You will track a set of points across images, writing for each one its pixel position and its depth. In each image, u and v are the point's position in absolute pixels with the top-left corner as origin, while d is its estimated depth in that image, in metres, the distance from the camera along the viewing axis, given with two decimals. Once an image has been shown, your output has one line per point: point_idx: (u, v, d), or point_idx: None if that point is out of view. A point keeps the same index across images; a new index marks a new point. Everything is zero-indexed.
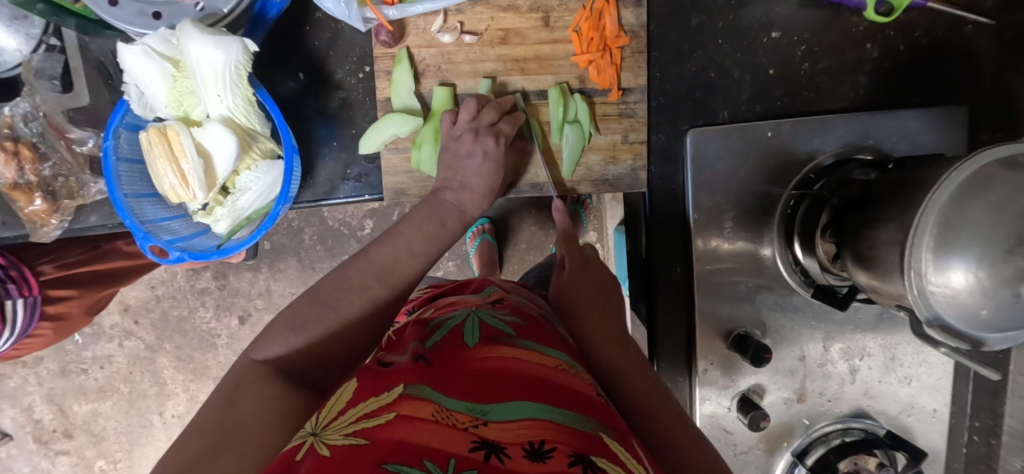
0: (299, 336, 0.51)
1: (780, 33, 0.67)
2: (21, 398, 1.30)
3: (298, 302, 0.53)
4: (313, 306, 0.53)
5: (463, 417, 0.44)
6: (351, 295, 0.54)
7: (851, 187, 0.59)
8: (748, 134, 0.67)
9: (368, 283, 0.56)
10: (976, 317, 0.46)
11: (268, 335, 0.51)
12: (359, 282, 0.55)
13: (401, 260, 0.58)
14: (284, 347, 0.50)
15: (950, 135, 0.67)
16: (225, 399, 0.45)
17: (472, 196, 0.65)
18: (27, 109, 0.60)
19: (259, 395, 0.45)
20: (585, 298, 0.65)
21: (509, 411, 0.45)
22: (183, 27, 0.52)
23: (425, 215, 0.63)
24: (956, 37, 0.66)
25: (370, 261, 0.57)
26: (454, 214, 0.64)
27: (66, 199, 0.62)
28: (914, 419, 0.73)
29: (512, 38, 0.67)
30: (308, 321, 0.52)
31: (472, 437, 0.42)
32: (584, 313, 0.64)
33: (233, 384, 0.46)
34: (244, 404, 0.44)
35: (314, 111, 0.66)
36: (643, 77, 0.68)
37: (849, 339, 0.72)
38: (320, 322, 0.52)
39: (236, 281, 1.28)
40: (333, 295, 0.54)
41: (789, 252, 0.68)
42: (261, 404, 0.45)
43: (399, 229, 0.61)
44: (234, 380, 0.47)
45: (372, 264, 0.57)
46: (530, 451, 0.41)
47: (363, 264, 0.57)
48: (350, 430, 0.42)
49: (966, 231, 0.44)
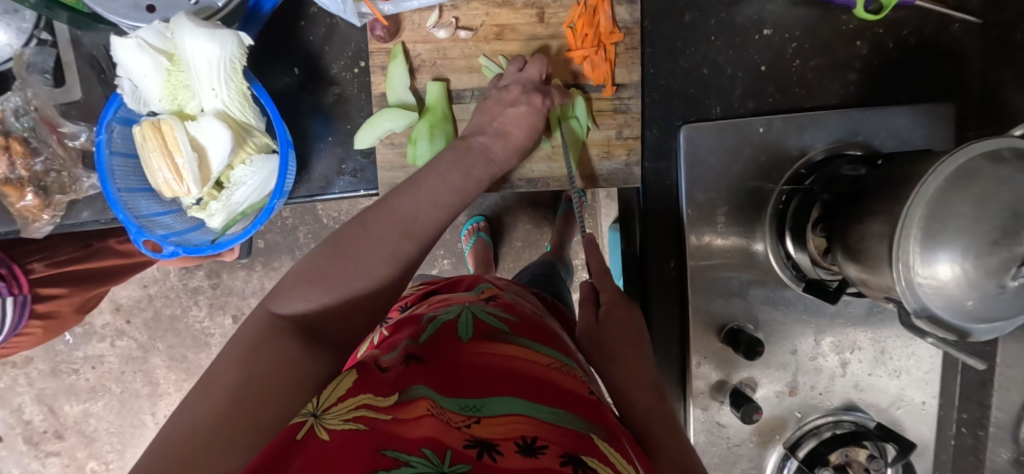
0: (322, 291, 0.51)
1: (772, 30, 0.68)
2: (11, 399, 1.29)
3: (320, 254, 0.53)
4: (335, 258, 0.53)
5: (457, 414, 0.44)
6: (375, 245, 0.54)
7: (841, 182, 0.60)
8: (740, 130, 0.68)
9: (387, 233, 0.55)
10: (961, 308, 0.47)
11: (286, 289, 0.50)
12: (383, 233, 0.55)
13: (421, 211, 0.58)
14: (306, 302, 0.50)
15: (936, 132, 0.68)
16: (248, 353, 0.45)
17: (503, 145, 0.65)
18: (17, 103, 0.60)
19: (281, 349, 0.46)
20: (613, 335, 0.63)
21: (503, 406, 0.45)
22: (178, 21, 0.52)
23: (451, 164, 0.62)
24: (943, 35, 0.67)
25: (392, 209, 0.57)
26: (480, 161, 0.63)
27: (58, 194, 0.62)
28: (904, 411, 0.75)
29: (507, 34, 0.68)
30: (331, 274, 0.52)
31: (466, 434, 0.41)
32: (615, 348, 0.62)
33: (253, 340, 0.46)
34: (264, 353, 0.45)
35: (309, 106, 0.66)
36: (637, 74, 0.69)
37: (839, 333, 0.73)
38: (340, 275, 0.52)
39: (229, 279, 1.27)
40: (360, 246, 0.54)
41: (781, 247, 0.68)
42: (287, 355, 0.45)
43: (422, 180, 0.60)
44: (254, 331, 0.47)
45: (401, 221, 0.56)
46: (523, 446, 0.41)
47: (389, 215, 0.56)
48: (350, 415, 0.41)
49: (951, 224, 0.45)
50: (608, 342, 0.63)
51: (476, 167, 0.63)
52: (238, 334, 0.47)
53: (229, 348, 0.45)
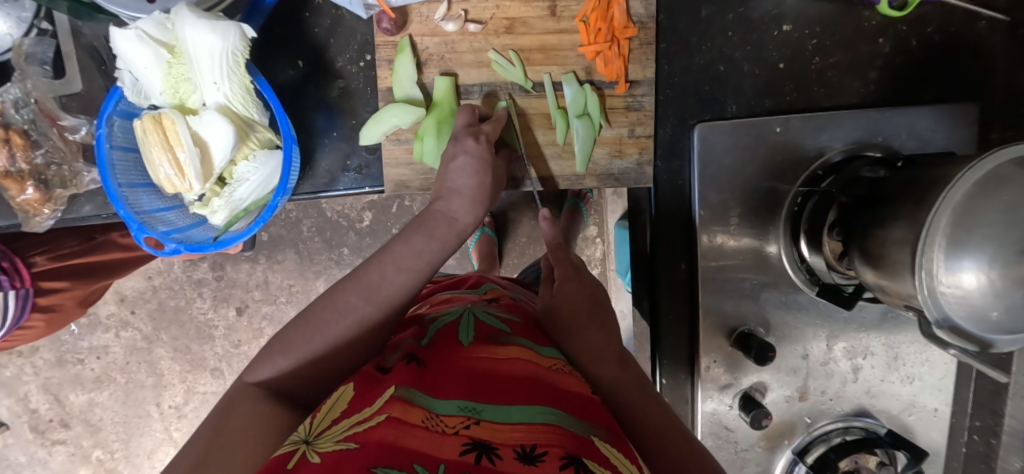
0: (288, 357, 0.50)
1: (791, 26, 0.66)
2: (17, 388, 1.29)
3: (292, 325, 0.52)
4: (303, 330, 0.52)
5: (454, 419, 0.44)
6: (338, 316, 0.52)
7: (860, 185, 0.59)
8: (756, 129, 0.66)
9: (355, 305, 0.53)
10: (985, 319, 0.45)
11: (261, 357, 0.51)
12: (348, 303, 0.53)
13: (388, 278, 0.55)
14: (274, 370, 0.50)
15: (960, 134, 0.66)
16: (215, 421, 0.45)
17: (462, 201, 0.61)
18: (17, 95, 0.59)
19: (249, 416, 0.46)
20: (573, 310, 0.60)
21: (503, 413, 0.45)
22: (178, 11, 0.51)
23: (419, 233, 0.58)
24: (969, 32, 0.65)
25: (360, 280, 0.54)
26: (444, 223, 0.60)
27: (59, 188, 0.61)
28: (915, 418, 0.73)
29: (517, 27, 0.65)
30: (296, 343, 0.51)
31: (464, 440, 0.41)
32: (571, 323, 0.59)
33: (223, 411, 0.46)
34: (233, 423, 0.45)
35: (313, 100, 0.64)
36: (651, 70, 0.67)
37: (852, 338, 0.71)
38: (308, 342, 0.51)
39: (233, 271, 1.26)
40: (324, 318, 0.52)
41: (795, 249, 0.67)
42: (253, 427, 0.45)
43: (392, 249, 0.57)
44: (226, 402, 0.48)
45: (365, 287, 0.54)
46: (522, 454, 0.41)
47: (354, 285, 0.54)
48: (343, 435, 0.41)
49: (978, 232, 0.44)
50: (565, 319, 0.59)
51: (440, 229, 0.59)
52: (216, 407, 0.48)
53: (206, 419, 0.46)
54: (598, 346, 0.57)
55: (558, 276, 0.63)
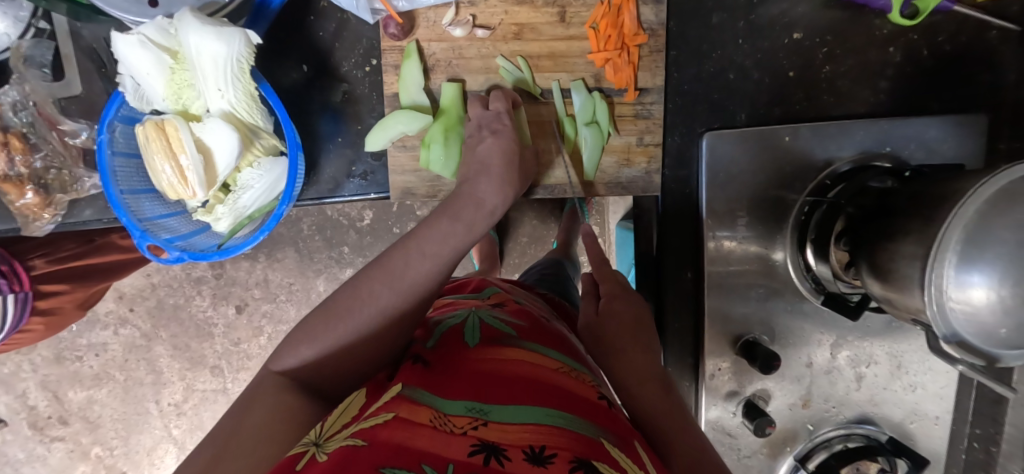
0: (312, 347, 0.49)
1: (802, 34, 0.65)
2: (15, 384, 1.28)
3: (314, 314, 0.51)
4: (325, 318, 0.50)
5: (462, 419, 0.43)
6: (362, 305, 0.51)
7: (867, 196, 0.59)
8: (765, 138, 0.65)
9: (378, 293, 0.52)
10: (994, 336, 0.45)
11: (285, 346, 0.50)
12: (370, 292, 0.51)
13: (413, 266, 0.53)
14: (298, 360, 0.49)
15: (969, 145, 0.65)
16: (238, 411, 0.45)
17: (489, 184, 0.60)
18: (15, 97, 0.58)
19: (272, 410, 0.45)
20: (620, 332, 0.61)
21: (511, 413, 0.44)
22: (181, 17, 0.50)
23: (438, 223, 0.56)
24: (981, 42, 0.65)
25: (383, 269, 0.53)
26: (470, 206, 0.58)
27: (59, 193, 0.60)
28: (917, 426, 0.73)
29: (526, 33, 0.65)
30: (320, 332, 0.50)
31: (472, 440, 0.41)
32: (619, 343, 0.60)
33: (245, 401, 0.46)
34: (254, 416, 0.44)
35: (318, 104, 0.63)
36: (661, 78, 0.66)
37: (856, 347, 0.71)
38: (331, 333, 0.50)
39: (233, 269, 1.25)
40: (348, 306, 0.51)
41: (801, 258, 0.67)
42: (278, 416, 0.45)
43: (412, 238, 0.55)
44: (250, 393, 0.47)
45: (389, 274, 0.52)
46: (531, 455, 0.40)
47: (378, 273, 0.52)
48: (348, 433, 0.41)
49: (991, 249, 0.43)
50: (614, 338, 0.61)
51: (467, 212, 0.58)
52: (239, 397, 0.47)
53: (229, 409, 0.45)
54: (636, 368, 0.58)
55: (605, 293, 0.66)
